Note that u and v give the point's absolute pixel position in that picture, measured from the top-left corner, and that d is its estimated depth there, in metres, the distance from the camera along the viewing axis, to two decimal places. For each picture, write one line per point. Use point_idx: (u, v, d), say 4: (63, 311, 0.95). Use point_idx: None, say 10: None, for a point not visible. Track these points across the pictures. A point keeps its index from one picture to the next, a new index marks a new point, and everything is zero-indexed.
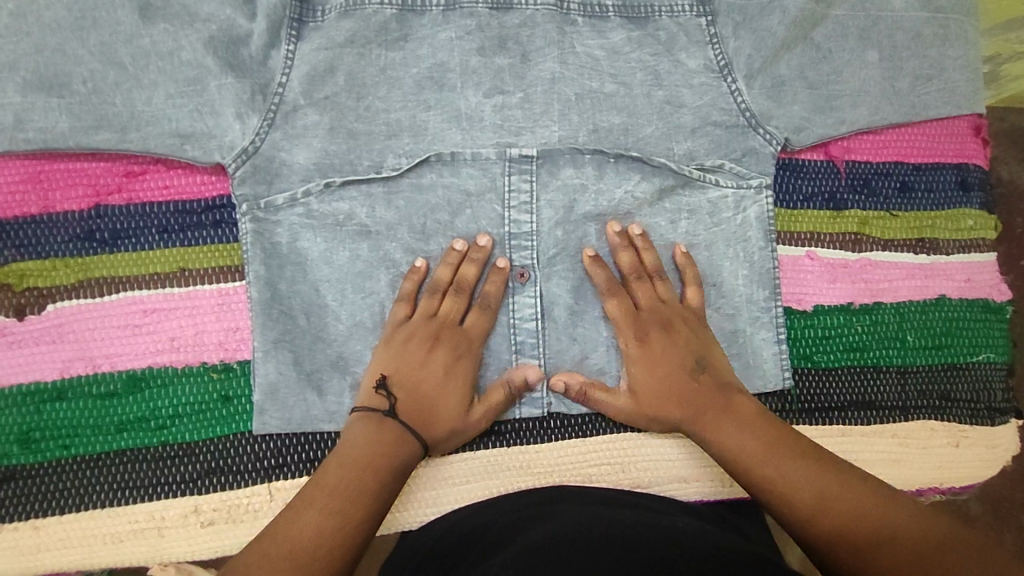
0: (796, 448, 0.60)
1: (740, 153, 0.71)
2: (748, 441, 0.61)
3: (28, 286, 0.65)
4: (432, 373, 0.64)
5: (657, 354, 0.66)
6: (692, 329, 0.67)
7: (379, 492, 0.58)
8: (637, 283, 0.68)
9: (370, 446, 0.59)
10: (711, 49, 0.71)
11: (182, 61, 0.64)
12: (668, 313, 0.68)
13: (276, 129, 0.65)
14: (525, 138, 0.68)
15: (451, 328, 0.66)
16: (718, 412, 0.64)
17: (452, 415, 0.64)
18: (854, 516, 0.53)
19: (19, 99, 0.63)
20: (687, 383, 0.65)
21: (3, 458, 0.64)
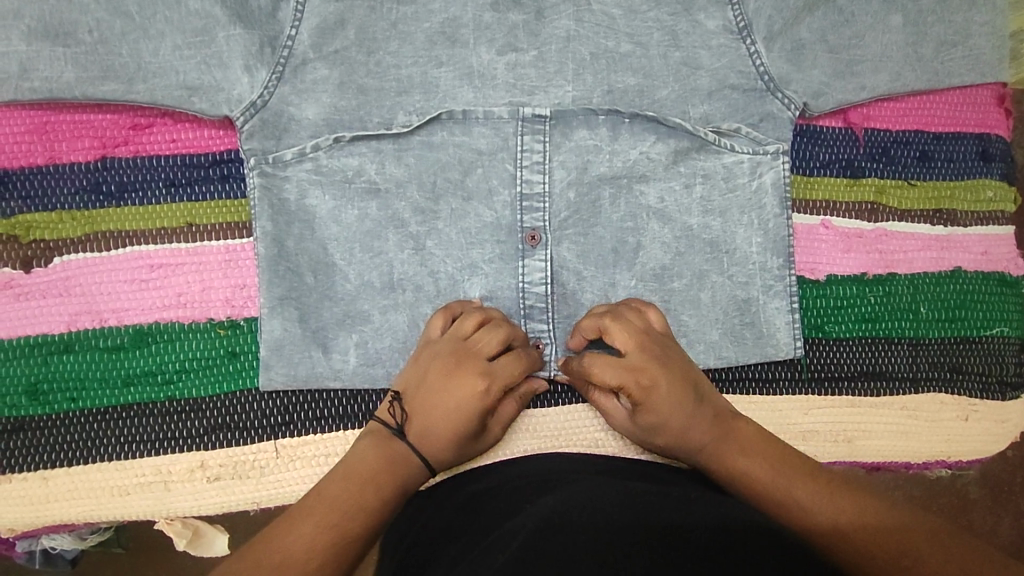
0: (807, 468, 0.58)
1: (758, 117, 0.70)
2: (757, 465, 0.59)
3: (34, 238, 0.65)
4: (446, 404, 0.60)
5: (661, 398, 0.61)
6: (682, 360, 0.64)
7: (381, 506, 0.57)
8: (614, 325, 0.63)
9: (376, 462, 0.58)
10: (731, 9, 0.69)
11: (189, 11, 0.63)
12: (656, 345, 0.63)
13: (285, 83, 0.64)
14: (538, 98, 0.67)
15: (475, 359, 0.61)
16: (720, 442, 0.61)
17: (458, 448, 0.61)
18: (874, 539, 0.50)
19: (24, 47, 0.62)
20: (691, 414, 0.62)
21: (11, 409, 0.64)
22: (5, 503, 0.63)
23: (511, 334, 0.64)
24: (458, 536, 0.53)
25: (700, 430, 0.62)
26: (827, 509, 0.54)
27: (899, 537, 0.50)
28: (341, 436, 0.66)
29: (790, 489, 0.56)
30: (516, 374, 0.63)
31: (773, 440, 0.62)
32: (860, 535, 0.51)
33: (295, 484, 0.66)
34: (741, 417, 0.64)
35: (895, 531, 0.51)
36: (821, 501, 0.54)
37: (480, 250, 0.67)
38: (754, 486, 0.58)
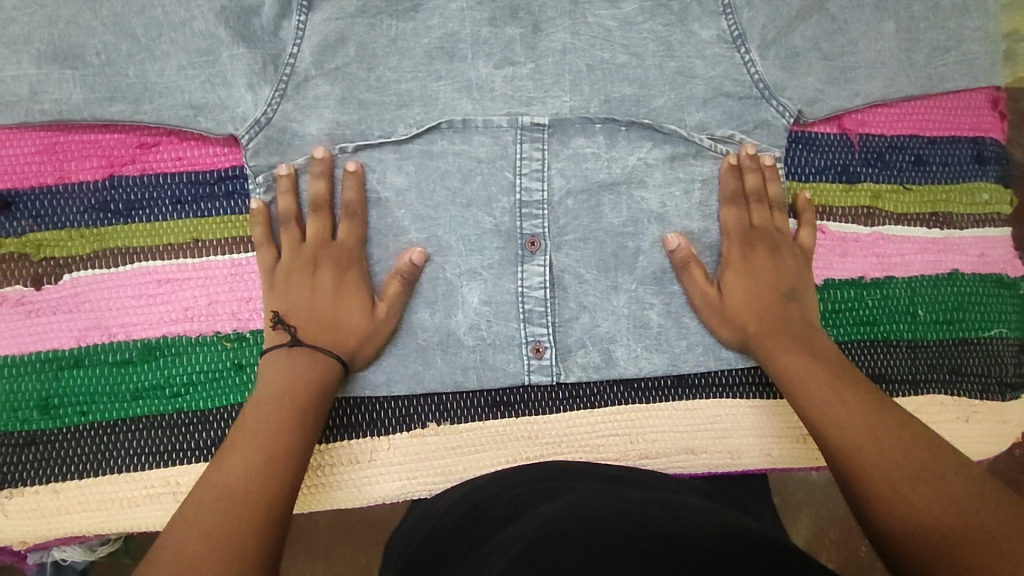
0: (870, 402, 0.59)
1: (752, 125, 0.71)
2: (821, 384, 0.61)
3: (45, 256, 0.66)
4: (325, 293, 0.65)
5: (756, 270, 0.69)
6: (795, 261, 0.70)
7: (304, 431, 0.59)
8: (759, 203, 0.70)
9: (287, 383, 0.61)
10: (725, 19, 0.70)
11: (194, 32, 0.65)
12: (761, 239, 0.69)
13: (288, 100, 0.66)
14: (536, 109, 0.68)
15: (325, 246, 0.65)
16: (791, 342, 0.65)
17: (359, 321, 0.64)
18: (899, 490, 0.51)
19: (34, 71, 0.63)
20: (776, 313, 0.67)
21: (23, 424, 0.65)
22: (18, 516, 0.64)
23: (346, 203, 0.66)
24: (457, 549, 0.53)
25: (776, 325, 0.67)
26: (878, 458, 0.54)
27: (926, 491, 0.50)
28: (348, 446, 0.68)
29: (849, 418, 0.58)
30: (361, 238, 0.66)
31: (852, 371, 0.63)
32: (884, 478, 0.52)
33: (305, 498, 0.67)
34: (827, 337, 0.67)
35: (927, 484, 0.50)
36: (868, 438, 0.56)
37: (479, 258, 0.68)
38: (814, 407, 0.61)
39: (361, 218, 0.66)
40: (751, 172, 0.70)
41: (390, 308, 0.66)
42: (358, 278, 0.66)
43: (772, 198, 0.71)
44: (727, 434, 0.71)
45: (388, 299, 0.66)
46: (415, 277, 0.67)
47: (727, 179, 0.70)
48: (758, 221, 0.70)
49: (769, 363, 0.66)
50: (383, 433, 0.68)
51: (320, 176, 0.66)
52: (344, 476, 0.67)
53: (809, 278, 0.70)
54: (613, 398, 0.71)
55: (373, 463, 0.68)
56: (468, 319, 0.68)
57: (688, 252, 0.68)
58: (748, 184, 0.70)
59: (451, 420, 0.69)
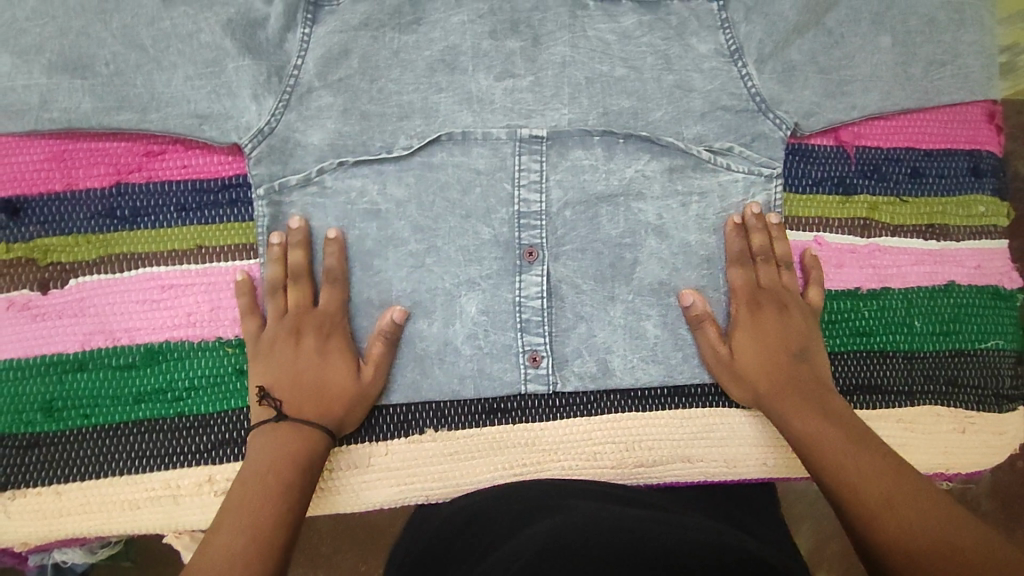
0: (867, 441, 0.61)
1: (749, 137, 0.72)
2: (829, 438, 0.62)
3: (52, 261, 0.68)
4: (309, 360, 0.65)
5: (766, 326, 0.69)
6: (804, 319, 0.70)
7: (292, 495, 0.59)
8: (766, 262, 0.71)
9: (275, 452, 0.61)
10: (722, 34, 0.72)
11: (201, 44, 0.67)
12: (769, 299, 0.70)
13: (291, 110, 0.67)
14: (535, 120, 0.70)
15: (308, 315, 0.66)
16: (801, 398, 0.66)
17: (343, 388, 0.65)
18: (893, 520, 0.53)
19: (45, 81, 0.66)
20: (785, 369, 0.68)
21: (27, 426, 0.66)
22: (21, 516, 0.65)
23: (326, 271, 0.67)
24: (454, 562, 0.54)
25: (785, 381, 0.67)
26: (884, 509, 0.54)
27: (922, 520, 0.52)
28: (347, 450, 0.68)
29: (846, 454, 0.60)
30: (343, 305, 0.67)
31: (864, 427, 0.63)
32: (880, 509, 0.54)
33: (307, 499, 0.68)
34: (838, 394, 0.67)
35: (923, 513, 0.52)
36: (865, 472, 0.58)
37: (477, 267, 0.69)
38: (813, 446, 0.62)
39: (343, 283, 0.67)
40: (757, 232, 0.71)
41: (374, 369, 0.66)
42: (341, 344, 0.66)
43: (779, 257, 0.71)
44: (723, 443, 0.72)
45: (371, 361, 0.66)
46: (397, 339, 0.67)
47: (734, 238, 0.71)
48: (766, 281, 0.70)
49: (779, 420, 0.66)
50: (381, 439, 0.69)
51: (297, 245, 0.66)
52: (342, 481, 0.68)
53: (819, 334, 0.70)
54: (609, 406, 0.71)
55: (371, 468, 0.69)
56: (465, 328, 0.68)
57: (702, 309, 0.69)
58: (755, 244, 0.71)
59: (449, 427, 0.70)
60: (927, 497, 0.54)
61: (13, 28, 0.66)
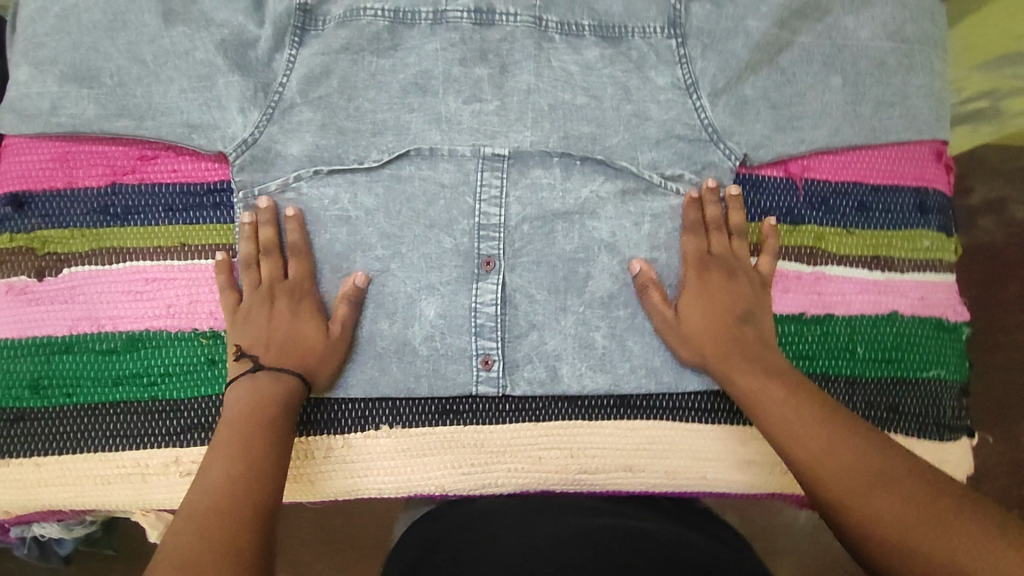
0: (809, 399, 0.65)
1: (700, 166, 0.77)
2: (774, 402, 0.66)
3: (49, 251, 0.73)
4: (282, 321, 0.70)
5: (716, 291, 0.73)
6: (752, 286, 0.74)
7: (277, 429, 0.63)
8: (719, 231, 0.75)
9: (260, 393, 0.65)
10: (679, 69, 0.78)
11: (195, 60, 0.73)
12: (719, 265, 0.74)
13: (274, 123, 0.73)
14: (499, 141, 0.75)
15: (280, 284, 0.71)
16: (748, 361, 0.70)
17: (315, 342, 0.70)
18: (863, 495, 0.56)
19: (56, 89, 0.73)
20: (732, 333, 0.71)
21: (16, 401, 0.71)
22: (3, 484, 0.71)
23: (290, 243, 0.72)
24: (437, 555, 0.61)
25: (732, 343, 0.71)
26: (835, 469, 0.58)
27: (886, 487, 0.55)
28: (306, 441, 0.73)
29: (791, 416, 0.64)
30: (311, 272, 0.73)
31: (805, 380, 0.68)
32: (843, 485, 0.57)
33: None
34: (779, 353, 0.72)
35: (883, 478, 0.56)
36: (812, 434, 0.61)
37: (438, 273, 0.74)
38: (763, 411, 0.66)
39: (308, 254, 0.73)
40: (712, 205, 0.75)
41: (340, 323, 0.71)
42: (311, 306, 0.71)
43: (733, 228, 0.76)
44: (664, 455, 0.75)
45: (338, 319, 0.71)
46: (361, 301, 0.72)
47: (688, 210, 0.75)
48: (715, 248, 0.75)
49: (727, 382, 0.70)
50: (340, 432, 0.73)
51: (267, 223, 0.72)
52: (301, 470, 0.73)
53: (766, 300, 0.75)
54: (557, 413, 0.75)
55: (330, 459, 0.73)
56: (424, 330, 0.73)
57: (649, 276, 0.74)
58: (708, 215, 0.75)
59: (403, 424, 0.74)
60: (877, 453, 0.59)
61: (33, 42, 0.74)
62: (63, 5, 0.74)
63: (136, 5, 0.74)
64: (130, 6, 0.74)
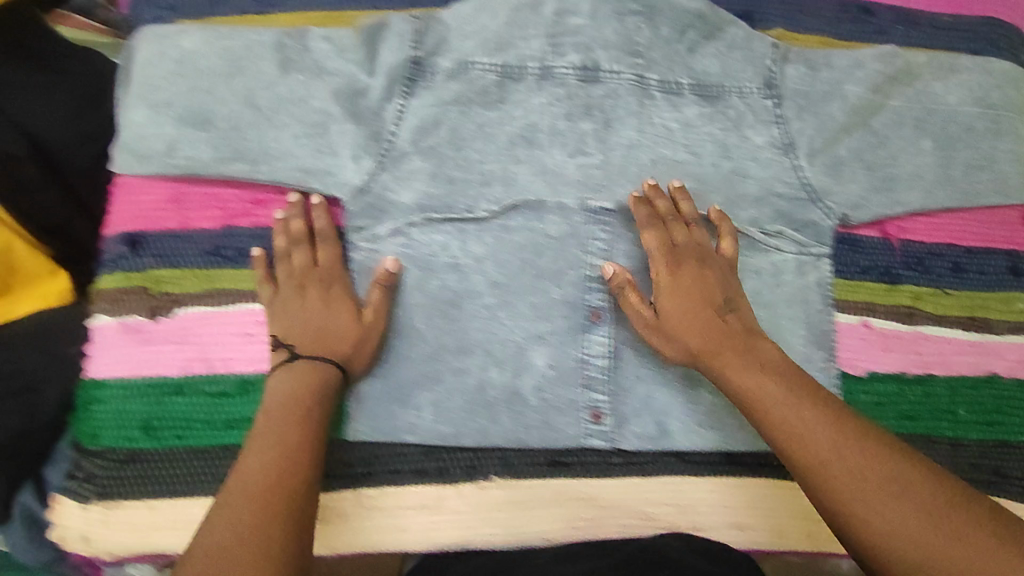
0: (809, 393, 0.61)
1: (800, 223, 0.78)
2: (771, 396, 0.62)
3: (163, 290, 0.74)
4: (315, 307, 0.71)
5: (687, 284, 0.70)
6: (722, 272, 0.72)
7: (312, 420, 0.63)
8: (676, 225, 0.73)
9: (300, 384, 0.66)
10: (775, 129, 0.80)
11: (311, 108, 0.75)
12: (687, 255, 0.72)
13: (386, 172, 0.75)
14: (603, 194, 0.76)
15: (310, 271, 0.72)
16: (736, 353, 0.66)
17: (346, 327, 0.70)
18: (874, 502, 0.53)
19: (174, 132, 0.75)
20: (714, 324, 0.68)
21: (128, 441, 0.71)
22: (116, 526, 0.71)
23: (318, 230, 0.74)
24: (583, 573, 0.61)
25: (717, 337, 0.67)
26: (842, 471, 0.56)
27: (900, 494, 0.53)
28: (415, 489, 0.72)
29: (796, 411, 0.60)
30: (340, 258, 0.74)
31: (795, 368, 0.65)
32: (850, 489, 0.55)
33: (375, 531, 0.72)
34: (765, 339, 0.68)
35: (896, 482, 0.54)
36: (819, 433, 0.58)
37: (546, 323, 0.74)
38: (761, 408, 0.62)
39: (335, 242, 0.74)
40: (661, 200, 0.74)
41: (371, 307, 0.72)
42: (342, 291, 0.72)
43: (686, 216, 0.74)
44: (774, 513, 0.74)
45: (370, 305, 0.72)
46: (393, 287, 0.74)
47: (639, 211, 0.74)
48: (680, 240, 0.73)
49: (716, 376, 0.66)
50: (450, 482, 0.73)
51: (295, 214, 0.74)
52: (413, 520, 0.72)
53: (737, 283, 0.72)
54: (666, 468, 0.74)
55: (437, 510, 0.72)
56: (533, 380, 0.73)
57: (624, 278, 0.71)
58: (660, 209, 0.74)
59: (514, 476, 0.73)
60: (889, 454, 0.56)
61: (150, 84, 0.76)
62: (182, 50, 0.76)
63: (253, 53, 0.75)
64: (247, 53, 0.75)
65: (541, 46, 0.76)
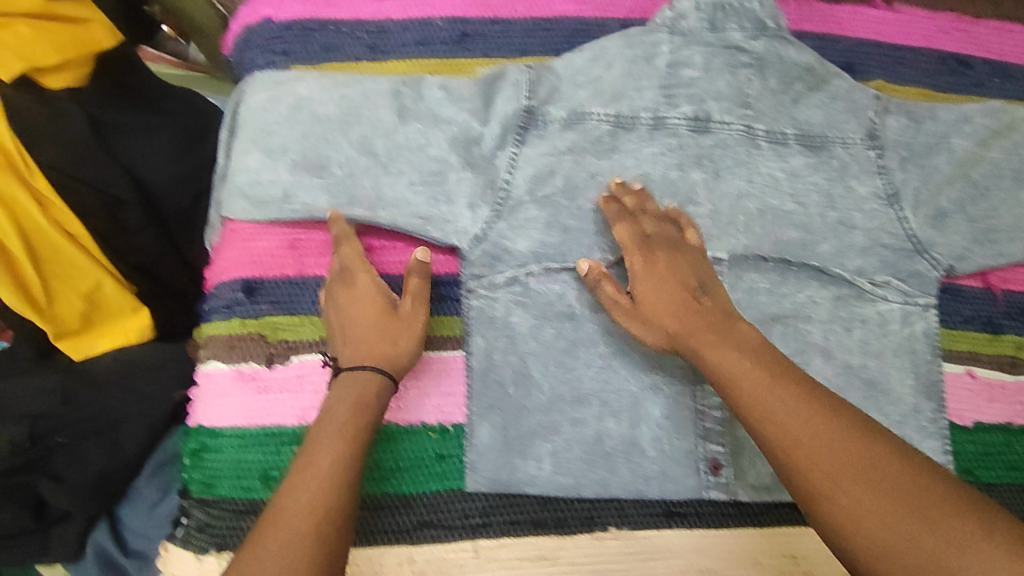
0: (789, 375, 0.59)
1: (905, 273, 0.79)
2: (747, 375, 0.60)
3: (278, 337, 0.75)
4: (349, 306, 0.69)
5: (660, 270, 0.70)
6: (693, 261, 0.71)
7: (365, 434, 0.62)
8: (648, 217, 0.73)
9: (351, 395, 0.64)
10: (879, 180, 0.81)
11: (428, 156, 0.75)
12: (660, 244, 0.71)
13: (503, 220, 0.75)
14: (713, 244, 0.78)
15: (340, 271, 0.71)
16: (710, 332, 0.64)
17: (380, 321, 0.68)
18: (852, 489, 0.51)
19: (289, 177, 0.74)
20: (688, 309, 0.67)
21: (247, 491, 0.72)
22: None
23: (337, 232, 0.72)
24: None
25: (690, 321, 0.66)
26: (815, 452, 0.54)
27: (880, 480, 0.51)
28: (534, 541, 0.73)
29: (772, 391, 0.58)
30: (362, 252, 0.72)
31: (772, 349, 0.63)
32: (826, 470, 0.53)
33: None
34: (745, 322, 0.66)
35: (876, 472, 0.52)
36: (793, 414, 0.56)
37: (660, 373, 0.75)
38: (735, 389, 0.60)
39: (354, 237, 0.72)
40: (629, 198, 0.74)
41: (410, 302, 0.70)
42: (370, 284, 0.70)
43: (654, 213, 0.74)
44: None
45: (407, 299, 0.70)
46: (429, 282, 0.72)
47: (609, 210, 0.74)
48: (652, 232, 0.72)
49: (692, 357, 0.65)
50: (568, 533, 0.73)
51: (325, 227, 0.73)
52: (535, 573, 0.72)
53: (710, 271, 0.71)
54: (779, 518, 0.75)
55: (556, 562, 0.72)
56: (651, 431, 0.74)
57: (598, 272, 0.72)
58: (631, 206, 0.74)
59: (632, 527, 0.74)
60: (864, 436, 0.54)
61: (264, 129, 0.75)
62: (297, 96, 0.76)
63: (370, 100, 0.76)
64: (364, 100, 0.76)
65: (654, 97, 0.78)
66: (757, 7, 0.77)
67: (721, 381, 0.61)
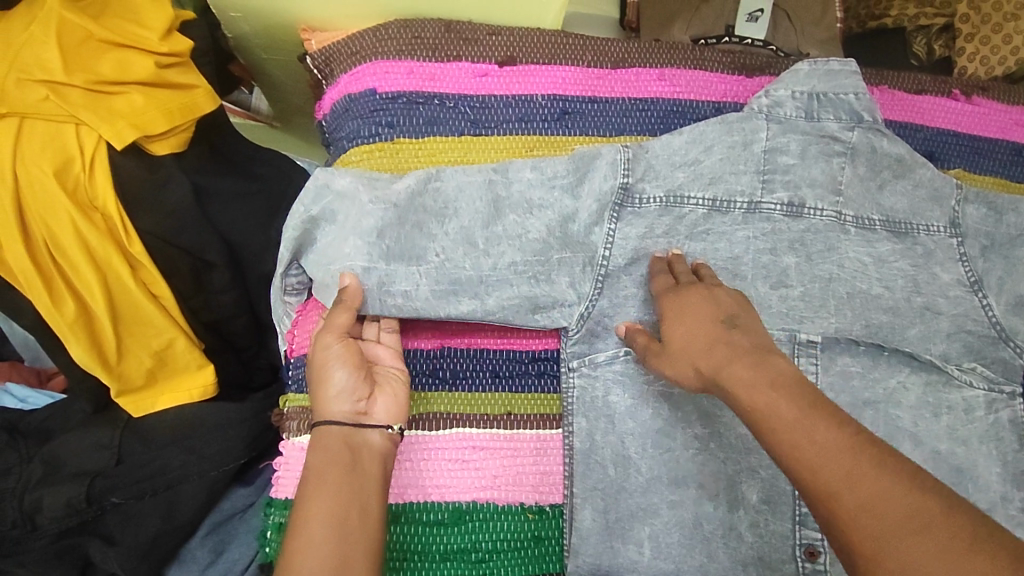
0: (830, 412, 0.51)
1: (989, 359, 0.81)
2: (782, 413, 0.52)
3: None
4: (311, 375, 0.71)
5: (689, 308, 0.65)
6: (715, 296, 0.66)
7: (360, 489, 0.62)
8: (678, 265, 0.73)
9: (342, 450, 0.64)
10: (962, 267, 0.82)
11: (529, 237, 0.75)
12: (687, 288, 0.68)
13: (603, 296, 0.76)
14: (806, 326, 0.79)
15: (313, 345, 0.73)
16: (743, 365, 0.56)
17: (318, 376, 0.68)
18: (896, 547, 0.44)
19: (384, 265, 0.72)
20: (718, 342, 0.60)
21: None
22: None
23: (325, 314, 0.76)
24: None
25: (720, 357, 0.58)
26: (857, 503, 0.46)
27: (923, 534, 0.44)
28: None
29: (807, 432, 0.50)
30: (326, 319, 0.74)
31: (808, 384, 0.54)
32: (868, 522, 0.46)
33: None
34: (780, 354, 0.58)
35: (924, 522, 0.44)
36: (831, 460, 0.48)
37: (758, 455, 0.73)
38: (767, 425, 0.53)
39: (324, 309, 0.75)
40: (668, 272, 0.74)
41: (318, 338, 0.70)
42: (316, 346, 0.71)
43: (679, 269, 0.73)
44: None
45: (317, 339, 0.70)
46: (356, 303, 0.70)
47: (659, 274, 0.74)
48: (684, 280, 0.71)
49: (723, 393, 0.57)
50: None
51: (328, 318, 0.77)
52: None
53: (739, 300, 0.66)
54: None
55: None
56: (748, 515, 0.73)
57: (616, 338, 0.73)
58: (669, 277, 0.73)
59: None
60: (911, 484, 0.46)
61: (359, 219, 0.73)
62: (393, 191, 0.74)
63: (464, 194, 0.76)
64: (462, 192, 0.76)
65: (750, 182, 0.79)
66: (853, 99, 0.80)
67: (754, 422, 0.54)
